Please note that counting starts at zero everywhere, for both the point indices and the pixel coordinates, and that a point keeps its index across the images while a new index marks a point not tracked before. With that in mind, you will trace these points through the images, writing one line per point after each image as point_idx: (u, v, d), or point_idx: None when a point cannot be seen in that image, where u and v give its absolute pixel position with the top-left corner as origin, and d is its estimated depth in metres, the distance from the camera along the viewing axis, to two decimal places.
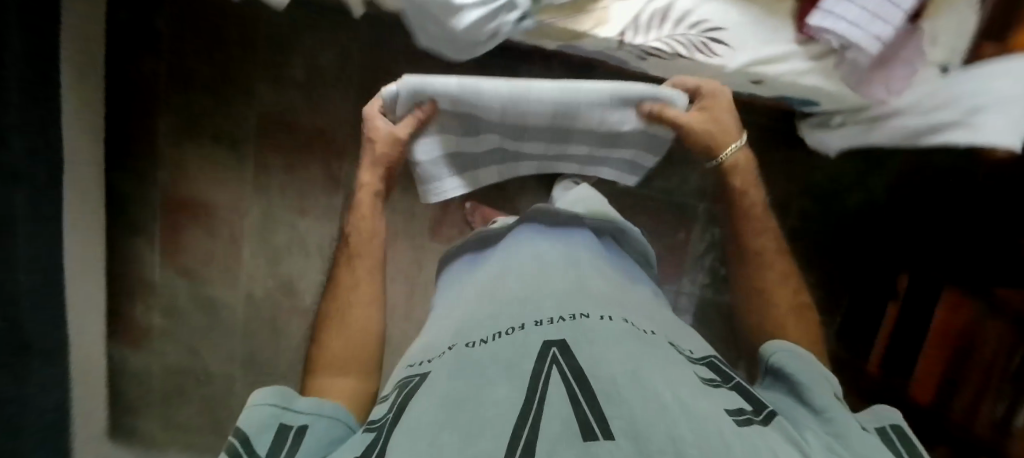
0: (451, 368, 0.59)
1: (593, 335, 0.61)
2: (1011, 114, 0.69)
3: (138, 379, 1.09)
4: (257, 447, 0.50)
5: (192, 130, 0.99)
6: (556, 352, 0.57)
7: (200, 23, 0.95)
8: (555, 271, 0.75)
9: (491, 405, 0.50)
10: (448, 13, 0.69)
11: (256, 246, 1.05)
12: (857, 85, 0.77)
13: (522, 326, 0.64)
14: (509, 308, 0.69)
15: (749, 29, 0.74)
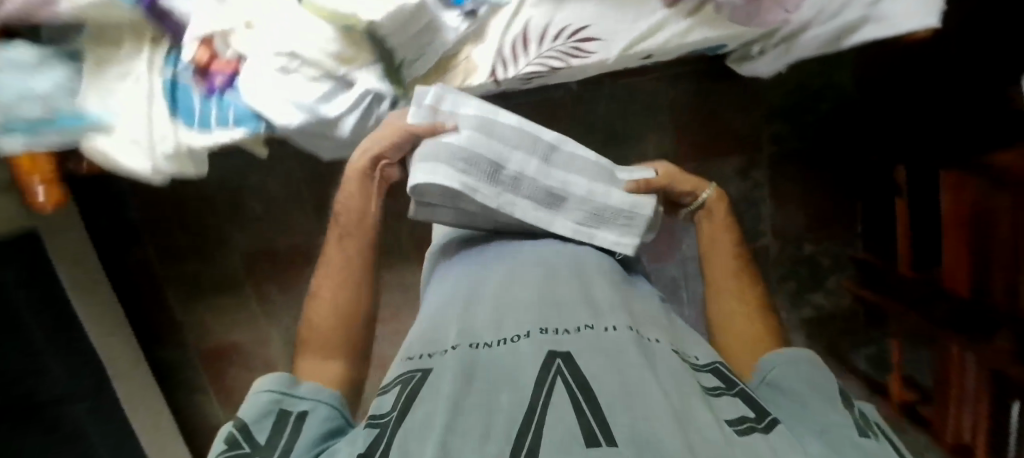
0: (450, 370, 0.44)
1: (602, 341, 0.45)
2: None
3: None
4: (258, 436, 0.44)
5: (197, 290, 1.11)
6: (559, 362, 0.42)
7: (163, 202, 1.06)
8: (552, 260, 0.59)
9: (483, 422, 0.38)
10: (329, 127, 0.72)
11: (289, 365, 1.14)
12: (749, 20, 0.72)
13: (527, 332, 0.47)
14: (509, 309, 0.51)
15: (612, 17, 0.73)
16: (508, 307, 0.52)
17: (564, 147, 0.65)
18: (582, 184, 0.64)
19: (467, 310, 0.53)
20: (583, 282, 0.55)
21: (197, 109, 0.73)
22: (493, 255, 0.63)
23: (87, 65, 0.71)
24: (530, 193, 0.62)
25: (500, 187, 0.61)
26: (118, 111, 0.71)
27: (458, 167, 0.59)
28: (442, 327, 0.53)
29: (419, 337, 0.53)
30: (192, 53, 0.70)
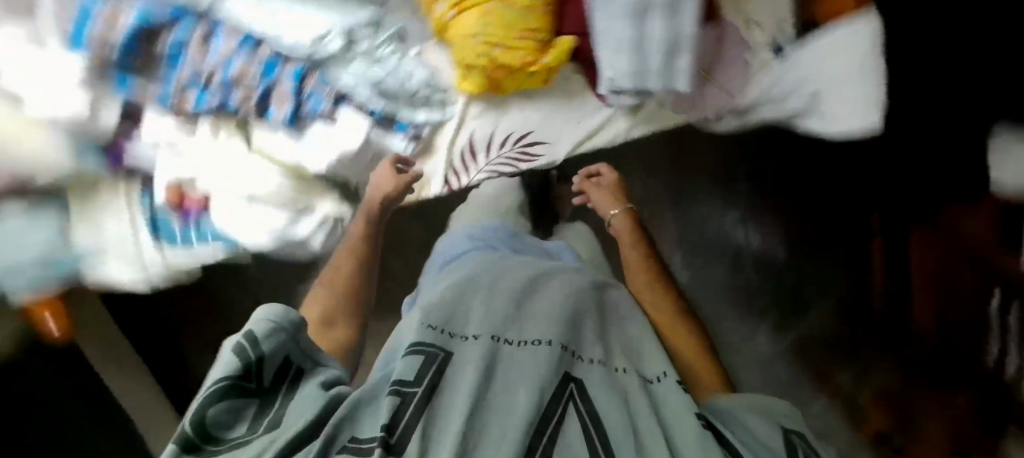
0: (478, 361, 0.47)
1: (614, 378, 0.49)
2: (845, 101, 0.59)
3: None
4: (266, 350, 0.48)
5: None
6: (572, 387, 0.46)
7: None
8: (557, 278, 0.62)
9: (500, 419, 0.42)
10: (300, 243, 0.77)
11: None
12: (693, 108, 0.72)
13: (549, 340, 0.50)
14: (537, 314, 0.55)
15: (556, 118, 0.73)
16: (534, 313, 0.55)
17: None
18: (655, 33, 0.61)
19: (492, 299, 0.56)
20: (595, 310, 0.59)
21: (177, 235, 0.78)
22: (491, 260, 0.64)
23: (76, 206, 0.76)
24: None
25: None
26: (116, 245, 0.78)
27: None
28: (468, 304, 0.56)
29: (438, 303, 0.56)
30: (164, 194, 0.76)
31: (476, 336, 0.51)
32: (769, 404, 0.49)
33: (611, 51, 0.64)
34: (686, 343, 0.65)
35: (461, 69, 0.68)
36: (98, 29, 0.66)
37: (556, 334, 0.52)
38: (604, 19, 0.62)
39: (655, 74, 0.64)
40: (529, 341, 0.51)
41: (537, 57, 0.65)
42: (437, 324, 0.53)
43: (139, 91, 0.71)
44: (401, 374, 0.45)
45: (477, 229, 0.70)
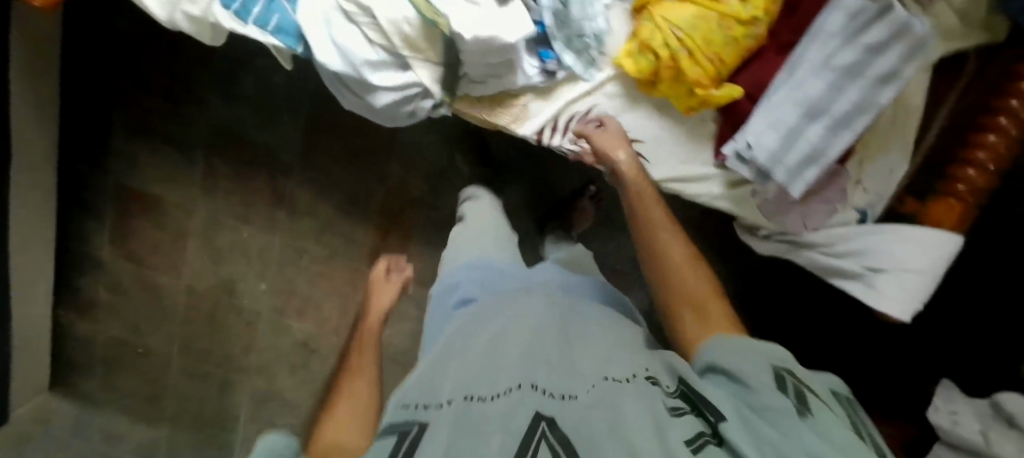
0: (445, 428, 0.37)
1: (595, 394, 0.39)
2: (907, 286, 0.70)
3: (79, 348, 1.14)
4: None
5: (142, 132, 1.01)
6: (546, 424, 0.36)
7: (138, 51, 0.98)
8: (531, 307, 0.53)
9: None
10: (364, 89, 0.69)
11: (200, 245, 1.08)
12: (773, 214, 0.76)
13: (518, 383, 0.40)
14: (506, 347, 0.46)
15: (668, 144, 0.73)
16: (502, 347, 0.46)
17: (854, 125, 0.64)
18: (811, 135, 0.65)
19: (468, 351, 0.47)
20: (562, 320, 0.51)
21: None
22: (474, 315, 0.56)
23: None
24: (837, 107, 0.64)
25: (839, 71, 0.62)
26: None
27: (849, 17, 0.61)
28: (439, 366, 0.47)
29: (411, 384, 0.46)
30: None
31: (442, 401, 0.40)
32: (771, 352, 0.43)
33: (767, 125, 0.66)
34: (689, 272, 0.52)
35: (636, 45, 0.66)
36: None
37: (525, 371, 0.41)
38: (781, 100, 0.65)
39: (784, 166, 0.66)
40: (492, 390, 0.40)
41: (709, 85, 0.66)
42: (412, 400, 0.43)
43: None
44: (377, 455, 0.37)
45: (484, 255, 0.70)
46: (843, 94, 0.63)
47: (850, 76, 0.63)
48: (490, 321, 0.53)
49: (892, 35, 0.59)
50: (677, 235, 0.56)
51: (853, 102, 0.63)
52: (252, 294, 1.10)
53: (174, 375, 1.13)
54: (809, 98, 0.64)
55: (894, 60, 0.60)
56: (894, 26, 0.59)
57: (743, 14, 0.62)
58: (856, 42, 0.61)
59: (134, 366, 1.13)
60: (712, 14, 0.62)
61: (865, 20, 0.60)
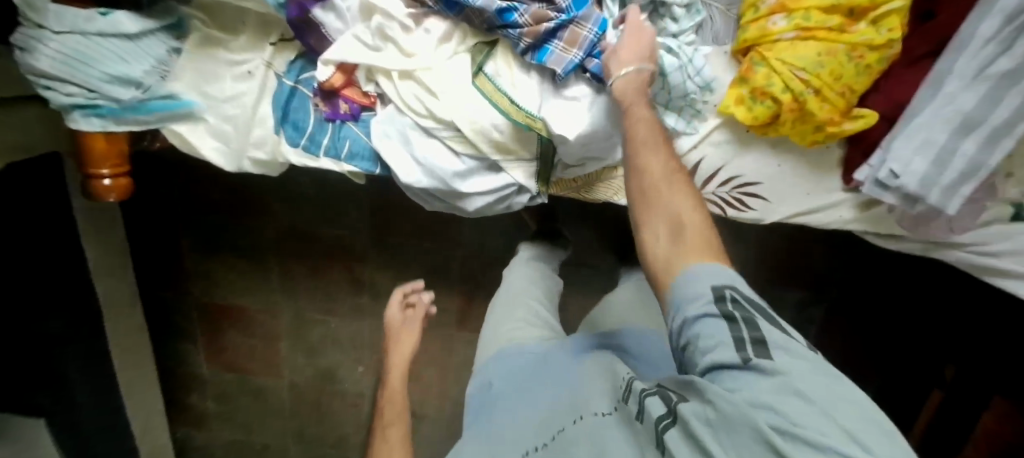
0: None
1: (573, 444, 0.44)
2: None
3: (203, 450, 1.19)
4: None
5: (214, 250, 0.99)
6: None
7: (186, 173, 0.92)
8: (533, 385, 0.59)
9: None
10: (455, 196, 0.66)
11: (292, 344, 1.06)
12: (913, 228, 0.68)
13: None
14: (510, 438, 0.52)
15: (789, 180, 0.66)
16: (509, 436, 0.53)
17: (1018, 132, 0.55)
18: (966, 150, 0.57)
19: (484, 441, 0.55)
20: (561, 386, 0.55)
21: (310, 129, 0.66)
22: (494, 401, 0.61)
23: (191, 47, 0.63)
24: (997, 116, 0.55)
25: (996, 79, 0.53)
26: (230, 99, 0.63)
27: (1006, 21, 0.51)
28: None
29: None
30: (326, 76, 0.62)
31: None
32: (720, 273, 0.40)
33: (910, 148, 0.58)
34: (668, 190, 0.47)
35: (747, 90, 0.58)
36: None
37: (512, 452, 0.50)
38: (929, 118, 0.57)
39: (939, 189, 0.59)
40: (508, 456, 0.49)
41: (839, 119, 0.58)
42: None
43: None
44: None
45: (518, 338, 0.68)
46: (1005, 101, 0.54)
47: (1012, 82, 0.53)
48: (505, 404, 0.59)
49: None
50: (655, 142, 0.49)
51: (1018, 109, 0.54)
52: (353, 379, 1.08)
53: None
54: (960, 112, 0.56)
55: None
56: None
57: (877, 39, 0.54)
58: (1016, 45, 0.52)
59: None
60: (839, 45, 0.54)
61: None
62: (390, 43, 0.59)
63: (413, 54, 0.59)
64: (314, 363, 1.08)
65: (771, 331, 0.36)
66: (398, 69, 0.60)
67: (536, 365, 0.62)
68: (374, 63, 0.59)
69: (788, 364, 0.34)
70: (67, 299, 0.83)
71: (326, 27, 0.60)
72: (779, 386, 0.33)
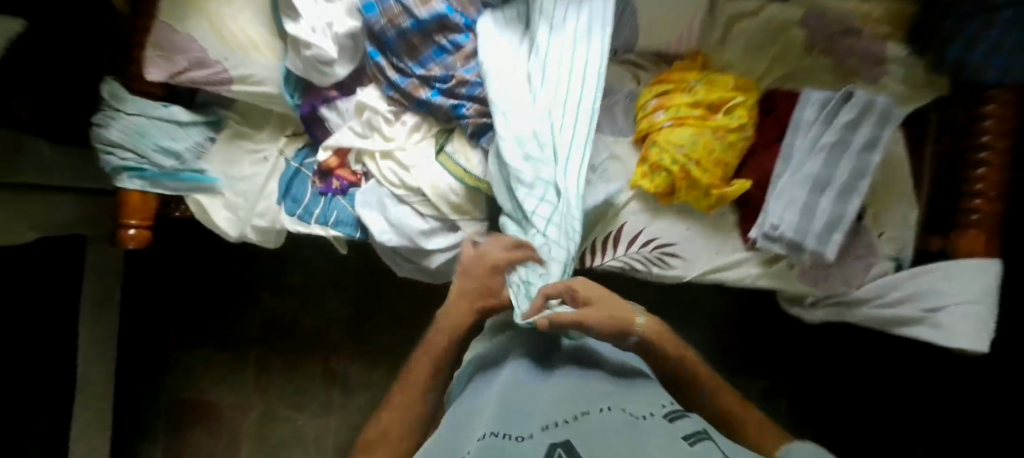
0: None
1: (606, 422, 0.37)
2: (971, 318, 0.72)
3: None
4: None
5: (198, 341, 1.06)
6: (560, 450, 0.34)
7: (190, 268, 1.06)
8: (536, 404, 0.42)
9: None
10: (421, 255, 0.79)
11: (255, 444, 1.04)
12: (815, 282, 0.80)
13: (527, 436, 0.37)
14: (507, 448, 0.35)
15: (697, 240, 0.80)
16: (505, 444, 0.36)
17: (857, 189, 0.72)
18: (824, 207, 0.73)
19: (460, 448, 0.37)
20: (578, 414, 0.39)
21: (305, 200, 0.81)
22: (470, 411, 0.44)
23: (221, 138, 0.81)
24: (837, 179, 0.73)
25: (826, 151, 0.72)
26: (246, 178, 0.80)
27: (815, 111, 0.73)
28: None
29: None
30: (325, 157, 0.80)
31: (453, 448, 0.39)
32: None
33: (782, 205, 0.74)
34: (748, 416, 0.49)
35: (647, 166, 0.77)
36: (381, 21, 0.72)
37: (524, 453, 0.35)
38: (788, 182, 0.74)
39: (812, 236, 0.73)
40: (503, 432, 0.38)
41: (720, 184, 0.75)
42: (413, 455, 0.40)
43: (392, 57, 0.75)
44: None
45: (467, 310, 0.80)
46: (839, 166, 0.72)
47: (837, 152, 0.72)
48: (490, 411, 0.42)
49: (854, 114, 0.71)
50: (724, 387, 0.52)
51: (849, 172, 0.72)
52: None
53: None
54: (811, 176, 0.73)
55: (866, 133, 0.71)
56: (852, 107, 0.71)
57: (730, 124, 0.73)
58: (829, 127, 0.72)
59: None
60: (707, 129, 0.73)
61: (828, 108, 0.72)
62: (374, 131, 0.78)
63: (391, 138, 0.77)
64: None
65: None
66: (380, 150, 0.77)
67: (534, 389, 0.45)
68: (362, 146, 0.77)
69: None
70: (49, 361, 0.87)
71: (329, 122, 0.80)
72: None
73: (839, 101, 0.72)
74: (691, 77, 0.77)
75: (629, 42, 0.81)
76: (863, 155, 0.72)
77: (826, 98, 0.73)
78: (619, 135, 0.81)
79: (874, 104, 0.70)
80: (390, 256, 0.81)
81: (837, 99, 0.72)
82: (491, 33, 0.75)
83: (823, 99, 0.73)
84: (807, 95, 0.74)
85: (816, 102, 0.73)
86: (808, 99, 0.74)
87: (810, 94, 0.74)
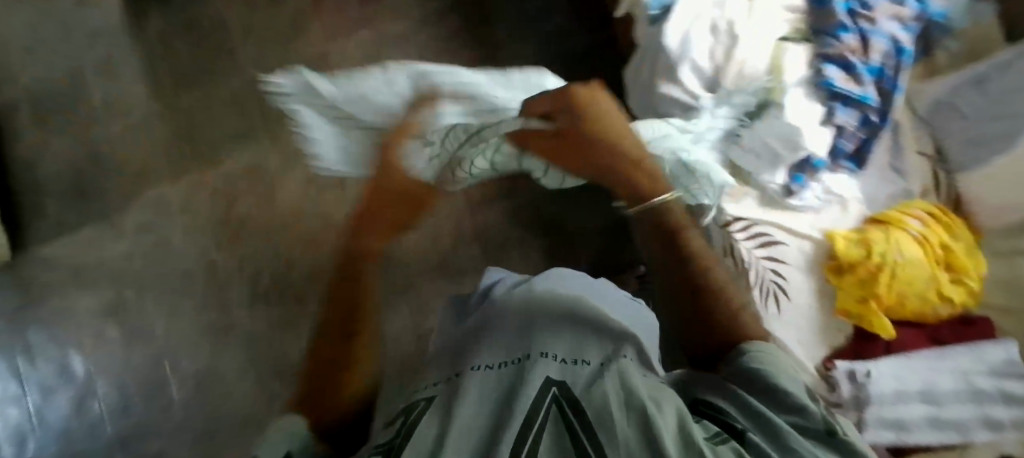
0: (475, 390, 0.49)
1: (593, 370, 0.50)
2: None
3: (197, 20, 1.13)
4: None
5: None
6: (556, 390, 0.46)
7: None
8: (544, 306, 0.64)
9: (477, 419, 0.45)
10: (664, 74, 0.77)
11: (367, 44, 1.12)
12: None
13: (528, 356, 0.53)
14: (522, 340, 0.57)
15: (800, 316, 0.78)
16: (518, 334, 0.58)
17: (947, 434, 0.72)
18: (910, 410, 0.73)
19: (494, 341, 0.59)
20: (573, 329, 0.59)
21: None
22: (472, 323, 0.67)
23: None
24: (943, 408, 0.72)
25: (966, 386, 0.72)
26: None
27: (997, 357, 0.72)
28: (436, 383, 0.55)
29: (447, 339, 0.68)
30: None
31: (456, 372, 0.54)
32: (768, 357, 0.47)
33: (889, 373, 0.74)
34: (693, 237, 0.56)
35: (857, 237, 0.75)
36: None
37: (519, 372, 0.50)
38: (912, 369, 0.73)
39: (876, 413, 0.73)
40: (506, 360, 0.54)
41: (879, 308, 0.74)
42: (435, 382, 0.56)
43: None
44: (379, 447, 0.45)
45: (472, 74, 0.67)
46: (956, 405, 0.72)
47: (968, 397, 0.72)
48: (512, 306, 0.65)
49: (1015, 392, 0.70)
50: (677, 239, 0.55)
51: (957, 417, 0.72)
52: None
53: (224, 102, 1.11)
54: (931, 384, 0.72)
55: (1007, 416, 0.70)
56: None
57: (945, 289, 0.72)
58: (990, 377, 0.71)
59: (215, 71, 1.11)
60: (928, 270, 0.72)
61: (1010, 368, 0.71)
62: None
63: None
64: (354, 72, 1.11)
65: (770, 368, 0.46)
66: None
67: (553, 308, 0.64)
68: None
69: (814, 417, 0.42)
70: None
71: None
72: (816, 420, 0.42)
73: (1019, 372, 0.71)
74: (964, 235, 0.74)
75: (952, 167, 0.77)
76: (983, 423, 0.71)
77: (1013, 359, 0.72)
78: (866, 199, 0.77)
79: None
80: (633, 82, 0.85)
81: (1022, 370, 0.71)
82: (850, 90, 0.71)
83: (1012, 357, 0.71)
84: (1009, 342, 0.72)
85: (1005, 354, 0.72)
86: (1006, 346, 0.72)
87: (1007, 343, 0.72)
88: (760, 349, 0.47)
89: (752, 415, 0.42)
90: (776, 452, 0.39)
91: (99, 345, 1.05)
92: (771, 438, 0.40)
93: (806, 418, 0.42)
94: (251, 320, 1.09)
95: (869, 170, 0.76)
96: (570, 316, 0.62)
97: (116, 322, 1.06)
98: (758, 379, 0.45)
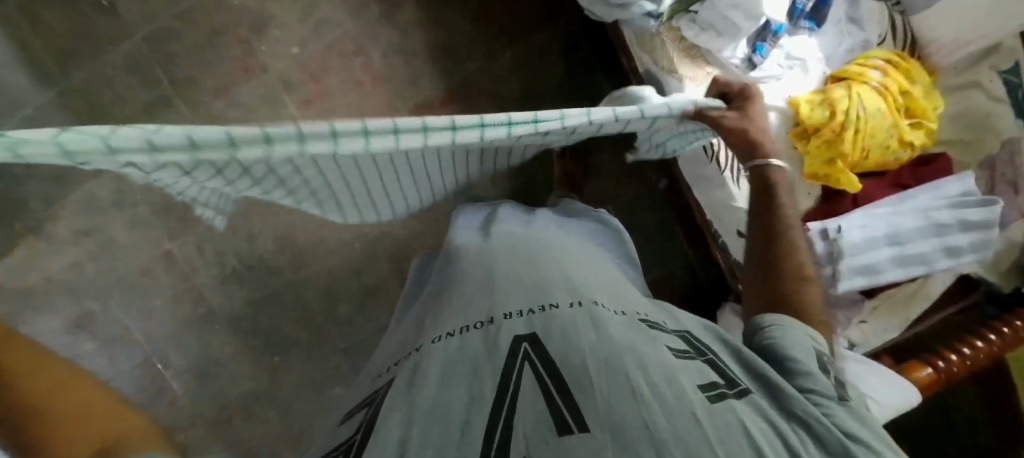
0: (439, 360, 0.53)
1: (570, 312, 0.55)
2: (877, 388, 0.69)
3: None
4: None
5: None
6: (527, 346, 0.51)
7: None
8: (501, 254, 0.66)
9: (438, 395, 0.48)
10: None
11: None
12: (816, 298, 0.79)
13: (491, 320, 0.56)
14: (479, 299, 0.60)
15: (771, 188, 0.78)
16: (479, 290, 0.61)
17: (911, 270, 0.76)
18: (882, 253, 0.76)
19: (459, 300, 0.62)
20: (541, 277, 0.61)
21: None
22: (437, 289, 0.68)
23: None
24: (908, 246, 0.76)
25: (930, 222, 0.75)
26: None
27: (955, 192, 0.76)
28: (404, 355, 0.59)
29: (418, 304, 0.71)
30: None
31: (414, 347, 0.58)
32: (800, 324, 0.55)
33: (863, 224, 0.75)
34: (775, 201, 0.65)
35: (821, 98, 0.75)
36: None
37: (484, 338, 0.54)
38: (878, 217, 0.76)
39: (850, 262, 0.75)
40: (467, 326, 0.57)
41: (848, 162, 0.75)
42: (399, 358, 0.60)
43: None
44: (340, 444, 0.50)
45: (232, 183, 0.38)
46: (920, 242, 0.76)
47: (931, 232, 0.76)
48: (468, 265, 0.66)
49: (972, 220, 0.75)
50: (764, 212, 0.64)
51: (921, 252, 0.76)
52: (279, 52, 0.98)
53: (113, 70, 0.93)
54: (900, 225, 0.75)
55: (964, 243, 0.75)
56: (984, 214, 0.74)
57: (906, 136, 0.75)
58: (950, 210, 0.75)
59: (93, 28, 0.92)
60: (891, 118, 0.74)
61: (966, 199, 0.75)
62: None
63: None
64: (263, 6, 0.98)
65: (796, 332, 0.54)
66: None
67: (516, 253, 0.66)
68: None
69: (823, 386, 0.50)
70: None
71: None
72: (831, 396, 0.49)
73: (976, 201, 0.75)
74: (920, 82, 0.76)
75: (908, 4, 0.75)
76: (943, 254, 0.76)
77: (969, 189, 0.76)
78: (824, 60, 0.78)
79: (988, 231, 0.75)
80: None
81: (980, 200, 0.75)
82: None
83: (969, 190, 0.76)
84: (966, 176, 0.76)
85: (962, 188, 0.76)
86: (962, 181, 0.76)
87: (963, 176, 0.76)
88: (775, 327, 0.55)
89: (756, 378, 0.50)
90: (778, 409, 0.47)
91: (81, 362, 0.97)
92: (774, 399, 0.48)
93: (815, 385, 0.49)
94: (228, 302, 1.05)
95: (825, 26, 0.78)
96: (530, 259, 0.65)
97: (90, 336, 0.99)
98: (773, 354, 0.53)
